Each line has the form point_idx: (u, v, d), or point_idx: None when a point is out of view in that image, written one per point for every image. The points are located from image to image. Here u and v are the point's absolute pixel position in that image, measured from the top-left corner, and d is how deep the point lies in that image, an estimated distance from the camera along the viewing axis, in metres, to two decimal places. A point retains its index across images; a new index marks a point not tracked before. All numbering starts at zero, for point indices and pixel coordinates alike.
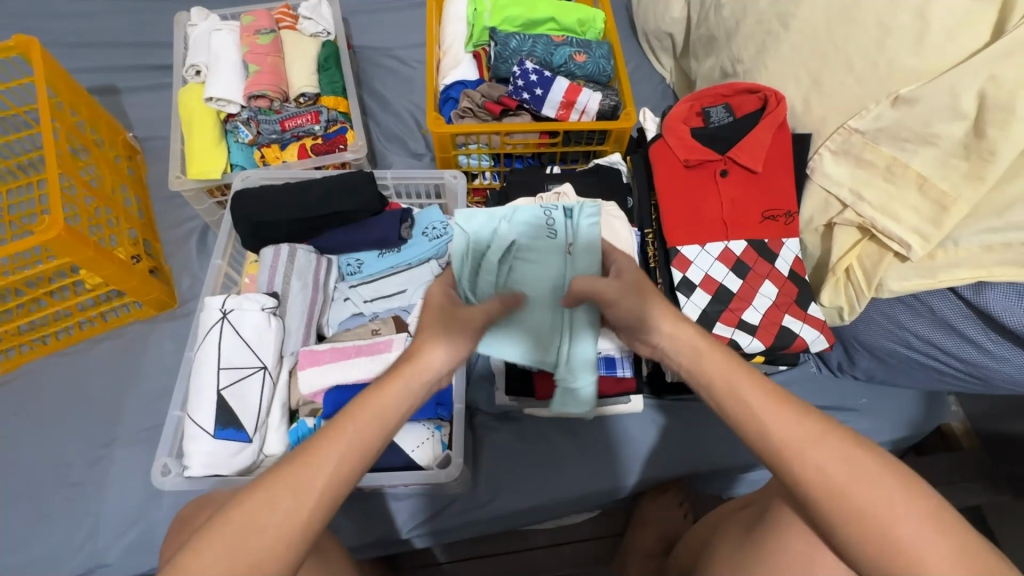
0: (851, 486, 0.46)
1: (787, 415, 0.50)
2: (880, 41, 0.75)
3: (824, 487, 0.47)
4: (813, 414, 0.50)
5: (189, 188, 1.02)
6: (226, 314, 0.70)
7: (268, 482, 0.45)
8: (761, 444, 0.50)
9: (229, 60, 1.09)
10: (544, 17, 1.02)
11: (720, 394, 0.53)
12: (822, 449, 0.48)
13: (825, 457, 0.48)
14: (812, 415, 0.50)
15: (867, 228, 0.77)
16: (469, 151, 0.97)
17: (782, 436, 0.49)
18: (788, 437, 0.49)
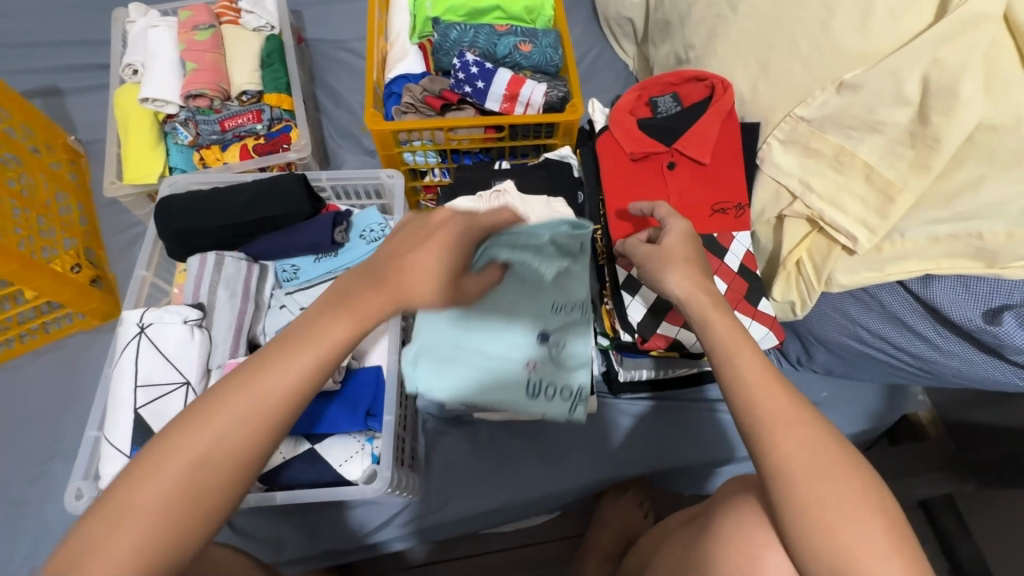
0: (823, 470, 0.50)
1: (777, 392, 0.53)
2: (825, 23, 0.71)
3: (787, 455, 0.50)
4: (791, 396, 0.53)
5: (126, 193, 0.99)
6: (144, 329, 0.67)
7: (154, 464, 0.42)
8: (746, 414, 0.52)
9: (165, 58, 1.05)
10: (489, 5, 0.98)
11: (720, 359, 0.55)
12: (800, 433, 0.51)
13: (798, 432, 0.51)
14: (791, 397, 0.53)
15: (816, 220, 0.74)
16: (413, 148, 0.94)
17: (766, 406, 0.52)
18: (771, 408, 0.52)
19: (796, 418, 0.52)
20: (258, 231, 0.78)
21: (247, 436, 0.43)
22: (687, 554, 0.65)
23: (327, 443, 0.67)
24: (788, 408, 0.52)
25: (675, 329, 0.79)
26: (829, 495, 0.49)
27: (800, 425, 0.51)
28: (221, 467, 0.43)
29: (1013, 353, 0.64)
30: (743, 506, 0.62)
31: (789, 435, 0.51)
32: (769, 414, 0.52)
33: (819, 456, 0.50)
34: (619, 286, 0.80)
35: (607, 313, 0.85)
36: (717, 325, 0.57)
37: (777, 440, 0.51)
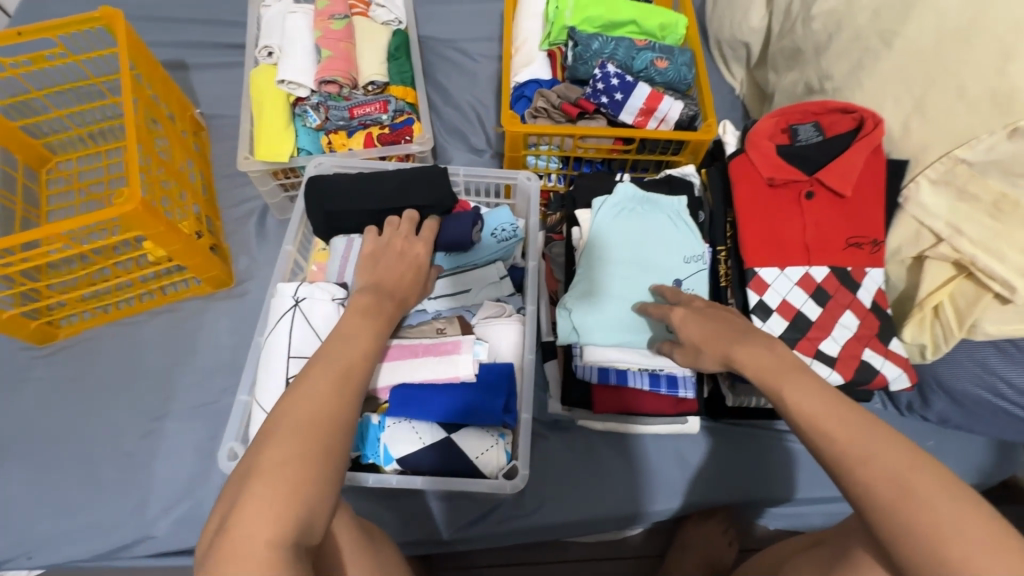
0: (909, 500, 0.44)
1: (846, 424, 0.48)
2: (1000, 66, 0.70)
3: (875, 500, 0.45)
4: (878, 428, 0.48)
5: (257, 169, 1.02)
6: (298, 303, 0.69)
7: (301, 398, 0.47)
8: (829, 456, 0.48)
9: (301, 44, 1.09)
10: (625, 19, 1.00)
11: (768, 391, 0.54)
12: (876, 458, 0.46)
13: (877, 469, 0.45)
14: (876, 428, 0.48)
15: (965, 265, 0.73)
16: (539, 152, 0.95)
17: (839, 446, 0.48)
18: (844, 447, 0.47)
19: (867, 442, 0.47)
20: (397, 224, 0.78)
21: (349, 377, 0.50)
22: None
23: (462, 433, 0.68)
24: (856, 433, 0.47)
25: (807, 359, 0.77)
26: (933, 534, 0.42)
27: (872, 451, 0.46)
28: (339, 400, 0.48)
29: None
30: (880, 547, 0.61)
31: (868, 462, 0.46)
32: (832, 447, 0.48)
33: (908, 484, 0.44)
34: (749, 310, 0.79)
35: None
36: (760, 361, 0.57)
37: (851, 475, 0.46)
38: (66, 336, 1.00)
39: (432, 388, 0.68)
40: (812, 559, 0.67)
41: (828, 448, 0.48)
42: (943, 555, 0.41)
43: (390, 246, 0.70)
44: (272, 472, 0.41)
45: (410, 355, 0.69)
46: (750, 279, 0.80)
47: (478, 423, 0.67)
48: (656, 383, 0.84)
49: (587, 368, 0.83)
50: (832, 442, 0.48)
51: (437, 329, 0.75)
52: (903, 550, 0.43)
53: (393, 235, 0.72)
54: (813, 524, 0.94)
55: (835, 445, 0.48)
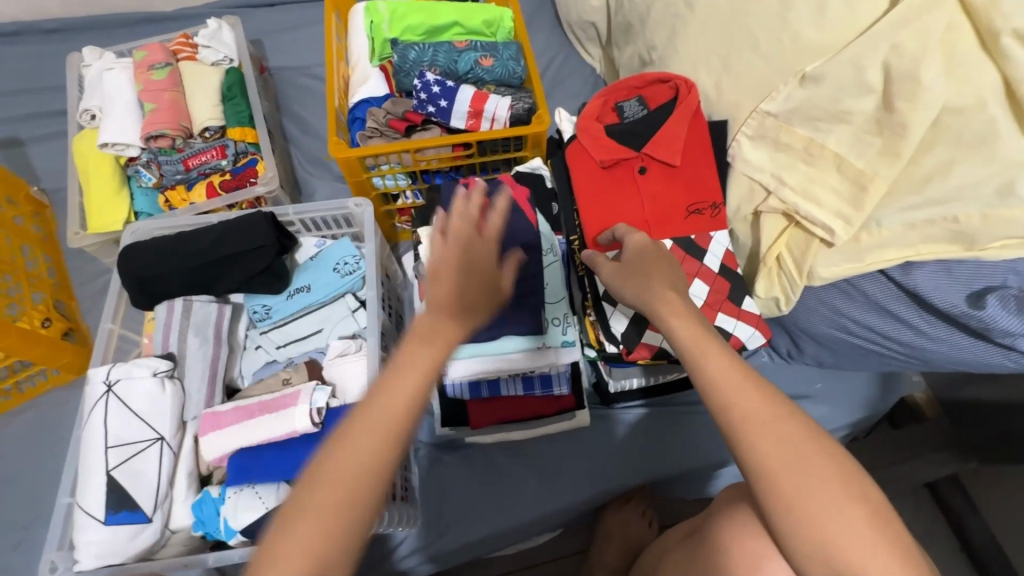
0: (810, 469, 0.46)
1: (753, 394, 0.50)
2: (782, 15, 0.71)
3: (771, 463, 0.47)
4: (777, 397, 0.50)
5: (91, 242, 0.97)
6: (111, 386, 0.65)
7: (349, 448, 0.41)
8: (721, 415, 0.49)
9: (123, 101, 1.03)
10: (447, 22, 0.98)
11: (687, 350, 0.53)
12: (782, 426, 0.48)
13: (776, 437, 0.48)
14: (776, 397, 0.50)
15: (791, 214, 0.73)
16: (382, 173, 0.92)
17: (743, 411, 0.49)
18: (749, 412, 0.49)
19: (779, 412, 0.49)
20: (233, 272, 0.75)
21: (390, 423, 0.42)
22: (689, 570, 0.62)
23: None
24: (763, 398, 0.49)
25: (659, 337, 0.76)
26: (819, 502, 0.46)
27: (779, 419, 0.48)
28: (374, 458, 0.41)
29: (1002, 336, 0.63)
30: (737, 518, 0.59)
31: (774, 431, 0.48)
32: (742, 411, 0.49)
33: (814, 455, 0.47)
34: (600, 297, 0.79)
35: (590, 325, 0.82)
36: (679, 330, 0.55)
37: (757, 437, 0.48)
38: None
39: (273, 449, 0.65)
40: (689, 548, 0.64)
41: (737, 410, 0.49)
42: (829, 517, 0.45)
43: None
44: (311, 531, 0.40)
45: (247, 417, 0.66)
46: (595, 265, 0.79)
47: None
48: (530, 386, 0.83)
49: (456, 386, 0.81)
50: (742, 409, 0.49)
51: (283, 380, 0.73)
52: (785, 508, 0.46)
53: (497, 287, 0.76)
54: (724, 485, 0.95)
55: (747, 413, 0.49)
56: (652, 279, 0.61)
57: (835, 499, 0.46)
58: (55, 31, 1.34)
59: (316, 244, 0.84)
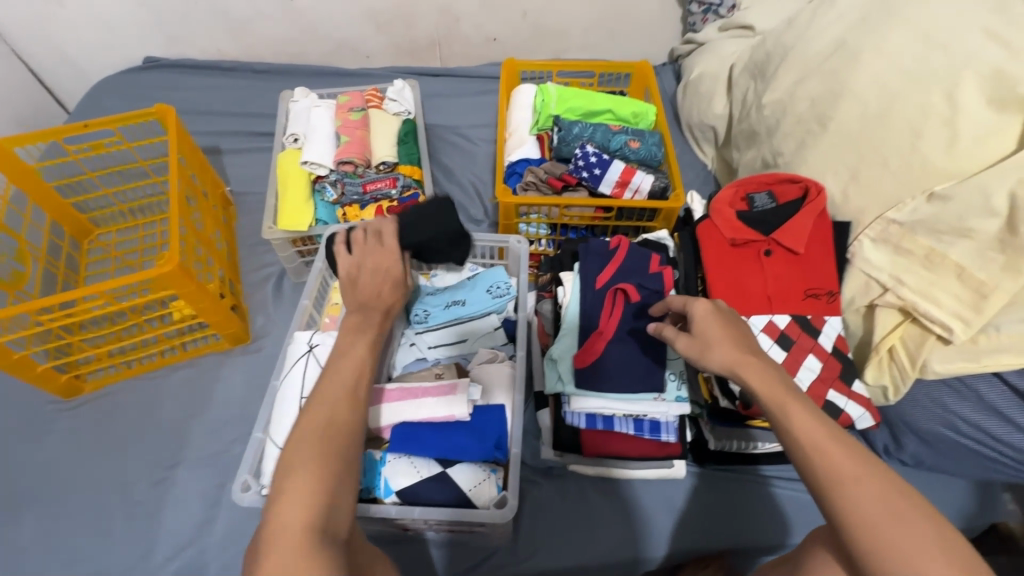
0: (897, 527, 0.49)
1: (839, 452, 0.53)
2: (912, 143, 0.84)
3: (862, 523, 0.50)
4: None
5: (278, 237, 1.15)
6: (312, 348, 0.78)
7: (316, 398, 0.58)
8: (807, 468, 0.54)
9: (324, 131, 1.26)
10: (602, 108, 1.17)
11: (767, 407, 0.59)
12: (870, 484, 0.51)
13: (865, 495, 0.51)
14: None
15: (909, 310, 0.81)
16: (529, 220, 1.07)
17: (829, 467, 0.52)
18: (835, 469, 0.52)
19: (864, 472, 0.52)
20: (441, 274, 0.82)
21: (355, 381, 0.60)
22: None
23: (456, 468, 0.74)
24: (850, 455, 0.53)
25: None
26: (906, 558, 0.47)
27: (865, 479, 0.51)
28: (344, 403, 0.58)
29: None
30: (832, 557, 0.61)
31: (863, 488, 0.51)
32: (828, 468, 0.52)
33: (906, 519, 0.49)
34: None
35: (704, 381, 0.90)
36: (753, 381, 0.61)
37: (841, 494, 0.51)
38: (91, 390, 1.07)
39: (431, 427, 0.75)
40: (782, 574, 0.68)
41: (823, 466, 0.53)
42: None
43: (364, 265, 0.70)
44: (300, 471, 0.51)
45: (411, 397, 0.76)
46: None
47: (470, 458, 0.73)
48: (641, 428, 0.90)
49: (574, 415, 0.91)
50: (827, 466, 0.52)
51: (436, 374, 0.82)
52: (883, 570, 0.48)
53: (363, 253, 0.71)
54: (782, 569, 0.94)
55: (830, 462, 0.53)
56: (712, 329, 0.67)
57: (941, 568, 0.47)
58: (262, 71, 1.65)
59: (471, 269, 0.99)
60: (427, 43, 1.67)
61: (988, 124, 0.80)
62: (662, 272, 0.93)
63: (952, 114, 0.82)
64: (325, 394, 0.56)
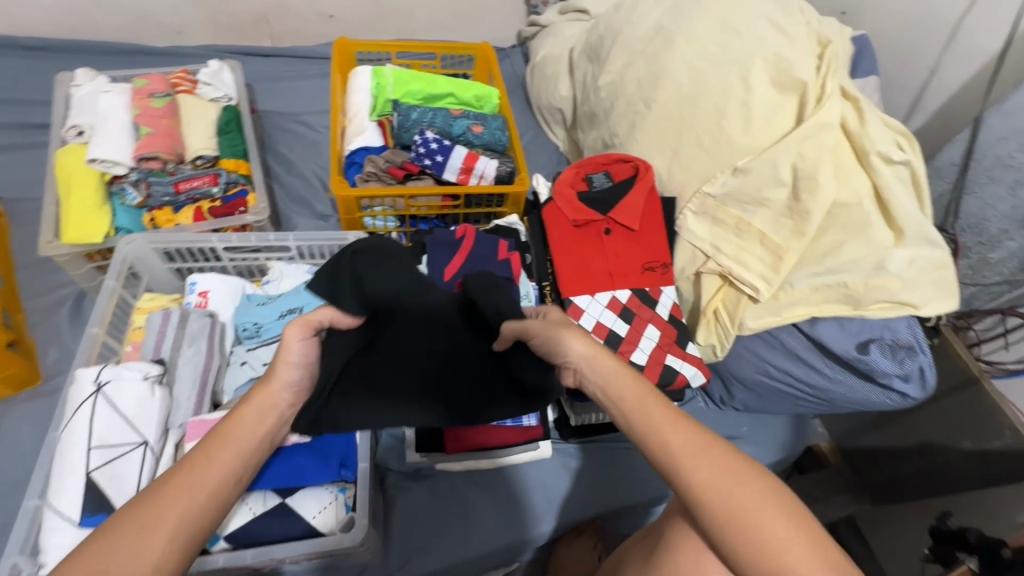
0: (745, 486, 0.46)
1: (682, 427, 0.50)
2: (719, 122, 0.92)
3: (708, 489, 0.46)
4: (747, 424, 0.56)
5: (64, 252, 0.95)
6: (100, 387, 0.64)
7: (203, 455, 0.48)
8: (658, 448, 0.50)
9: (118, 121, 1.06)
10: (443, 92, 1.12)
11: (629, 408, 0.53)
12: (712, 460, 0.48)
13: (707, 465, 0.47)
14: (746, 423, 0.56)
15: (726, 275, 0.90)
16: (374, 213, 1.01)
17: (673, 441, 0.49)
18: (679, 442, 0.49)
19: (706, 441, 0.49)
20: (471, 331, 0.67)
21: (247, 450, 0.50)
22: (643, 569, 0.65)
23: (297, 495, 0.66)
24: (691, 431, 0.50)
25: None
26: (759, 520, 0.44)
27: (711, 453, 0.48)
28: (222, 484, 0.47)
29: (882, 377, 0.80)
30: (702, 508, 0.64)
31: (700, 468, 0.47)
32: (674, 439, 0.49)
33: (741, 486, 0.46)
34: None
35: None
36: (605, 372, 0.56)
37: (691, 467, 0.48)
38: None
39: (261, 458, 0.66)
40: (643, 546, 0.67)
41: (672, 438, 0.49)
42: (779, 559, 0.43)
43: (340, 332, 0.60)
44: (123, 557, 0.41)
45: None
46: (567, 308, 0.90)
47: (313, 482, 0.66)
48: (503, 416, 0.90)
49: None
50: (672, 443, 0.49)
51: None
52: (731, 548, 0.45)
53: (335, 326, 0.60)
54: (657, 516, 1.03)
55: (666, 442, 0.49)
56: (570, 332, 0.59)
57: (784, 531, 0.44)
58: (34, 48, 1.34)
59: (310, 270, 0.90)
60: (252, 18, 1.49)
61: (776, 104, 0.89)
62: (510, 259, 0.92)
63: (748, 95, 0.90)
64: (198, 472, 0.46)
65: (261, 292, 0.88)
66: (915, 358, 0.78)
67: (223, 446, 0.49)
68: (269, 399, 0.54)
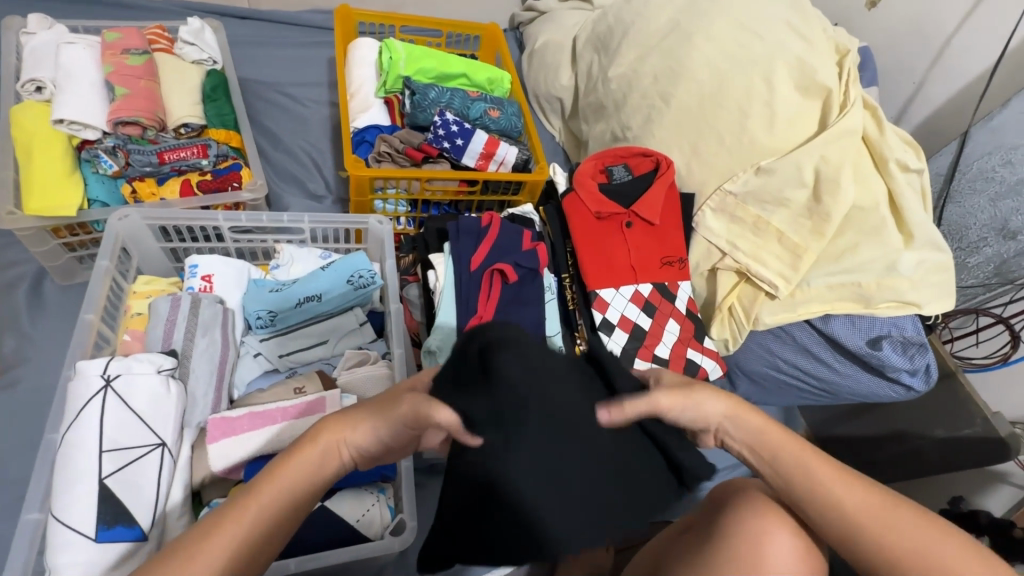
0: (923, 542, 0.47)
1: (854, 486, 0.50)
2: (742, 121, 0.94)
3: (883, 552, 0.48)
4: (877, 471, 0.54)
5: (27, 226, 0.83)
6: (110, 381, 0.59)
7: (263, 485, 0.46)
8: (829, 513, 0.50)
9: (86, 78, 0.93)
10: (457, 72, 1.07)
11: (789, 472, 0.52)
12: (888, 523, 0.48)
13: (892, 528, 0.48)
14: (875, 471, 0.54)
15: (743, 272, 0.92)
16: (386, 196, 0.96)
17: (850, 506, 0.49)
18: (856, 508, 0.49)
19: (881, 507, 0.49)
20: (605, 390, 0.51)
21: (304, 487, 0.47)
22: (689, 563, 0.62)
23: (336, 497, 0.63)
24: (862, 492, 0.50)
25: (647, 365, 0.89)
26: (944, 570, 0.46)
27: (844, 479, 0.51)
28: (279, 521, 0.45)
29: (892, 371, 0.86)
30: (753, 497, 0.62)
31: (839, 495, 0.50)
32: (852, 508, 0.49)
33: (874, 499, 0.49)
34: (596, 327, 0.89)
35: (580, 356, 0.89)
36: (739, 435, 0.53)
37: (871, 534, 0.48)
38: None
39: None
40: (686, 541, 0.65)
41: (847, 505, 0.49)
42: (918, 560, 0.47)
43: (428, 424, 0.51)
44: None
45: (266, 423, 0.63)
46: (593, 300, 0.90)
47: (353, 482, 0.63)
48: None
49: None
50: (843, 514, 0.49)
51: (295, 389, 0.69)
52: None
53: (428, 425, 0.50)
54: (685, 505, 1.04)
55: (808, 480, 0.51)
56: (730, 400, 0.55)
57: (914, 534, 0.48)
58: None
59: (322, 255, 0.84)
60: None
61: (796, 108, 0.93)
62: (535, 250, 0.90)
63: (772, 98, 0.93)
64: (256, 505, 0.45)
65: (270, 277, 0.81)
66: (923, 356, 0.85)
67: (278, 493, 0.46)
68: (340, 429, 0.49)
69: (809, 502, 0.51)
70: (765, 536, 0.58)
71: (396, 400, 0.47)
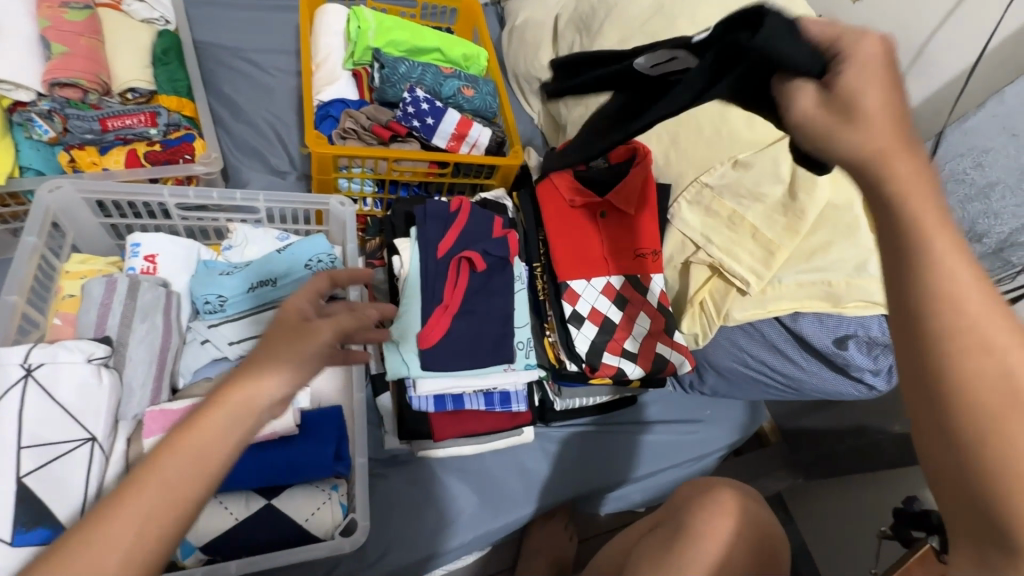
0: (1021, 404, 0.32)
1: (1000, 332, 0.33)
2: (723, 112, 0.91)
3: (984, 399, 0.32)
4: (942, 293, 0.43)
5: None
6: (30, 370, 0.56)
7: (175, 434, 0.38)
8: (953, 343, 0.33)
9: (18, 32, 0.84)
10: (430, 46, 1.02)
11: (913, 307, 0.34)
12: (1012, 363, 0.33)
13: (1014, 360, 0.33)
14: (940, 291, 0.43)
15: (716, 266, 0.90)
16: (351, 175, 0.91)
17: (961, 366, 0.33)
18: (970, 367, 0.33)
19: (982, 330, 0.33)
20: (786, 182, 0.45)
21: (218, 429, 0.38)
22: (657, 558, 0.64)
23: (285, 495, 0.60)
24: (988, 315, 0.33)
25: (616, 359, 0.87)
26: None
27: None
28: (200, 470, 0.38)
29: (855, 370, 0.86)
30: (721, 499, 0.66)
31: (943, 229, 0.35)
32: (960, 341, 0.33)
33: (1015, 341, 0.32)
34: (565, 320, 0.86)
35: (549, 345, 0.88)
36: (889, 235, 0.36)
37: (968, 359, 0.33)
38: None
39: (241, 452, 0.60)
40: (654, 539, 0.68)
41: (936, 295, 0.34)
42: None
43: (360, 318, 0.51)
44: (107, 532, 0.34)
45: None
46: (564, 291, 0.87)
47: (304, 478, 0.60)
48: (491, 401, 0.86)
49: (422, 399, 0.82)
50: (947, 325, 0.33)
51: None
52: (971, 436, 0.32)
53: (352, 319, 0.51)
54: (649, 496, 1.03)
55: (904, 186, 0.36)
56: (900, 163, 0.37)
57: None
58: None
59: (279, 237, 0.79)
60: None
61: None
62: (506, 238, 0.86)
63: None
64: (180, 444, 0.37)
65: (221, 259, 0.76)
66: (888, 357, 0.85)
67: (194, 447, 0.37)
68: (243, 390, 0.40)
69: (921, 368, 0.34)
70: (727, 537, 0.63)
71: (314, 327, 0.46)
